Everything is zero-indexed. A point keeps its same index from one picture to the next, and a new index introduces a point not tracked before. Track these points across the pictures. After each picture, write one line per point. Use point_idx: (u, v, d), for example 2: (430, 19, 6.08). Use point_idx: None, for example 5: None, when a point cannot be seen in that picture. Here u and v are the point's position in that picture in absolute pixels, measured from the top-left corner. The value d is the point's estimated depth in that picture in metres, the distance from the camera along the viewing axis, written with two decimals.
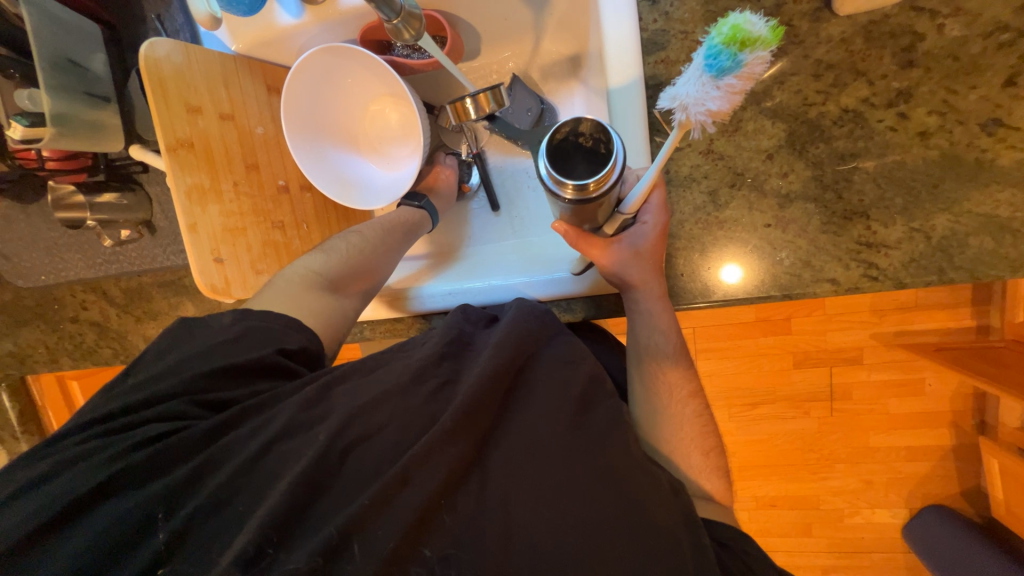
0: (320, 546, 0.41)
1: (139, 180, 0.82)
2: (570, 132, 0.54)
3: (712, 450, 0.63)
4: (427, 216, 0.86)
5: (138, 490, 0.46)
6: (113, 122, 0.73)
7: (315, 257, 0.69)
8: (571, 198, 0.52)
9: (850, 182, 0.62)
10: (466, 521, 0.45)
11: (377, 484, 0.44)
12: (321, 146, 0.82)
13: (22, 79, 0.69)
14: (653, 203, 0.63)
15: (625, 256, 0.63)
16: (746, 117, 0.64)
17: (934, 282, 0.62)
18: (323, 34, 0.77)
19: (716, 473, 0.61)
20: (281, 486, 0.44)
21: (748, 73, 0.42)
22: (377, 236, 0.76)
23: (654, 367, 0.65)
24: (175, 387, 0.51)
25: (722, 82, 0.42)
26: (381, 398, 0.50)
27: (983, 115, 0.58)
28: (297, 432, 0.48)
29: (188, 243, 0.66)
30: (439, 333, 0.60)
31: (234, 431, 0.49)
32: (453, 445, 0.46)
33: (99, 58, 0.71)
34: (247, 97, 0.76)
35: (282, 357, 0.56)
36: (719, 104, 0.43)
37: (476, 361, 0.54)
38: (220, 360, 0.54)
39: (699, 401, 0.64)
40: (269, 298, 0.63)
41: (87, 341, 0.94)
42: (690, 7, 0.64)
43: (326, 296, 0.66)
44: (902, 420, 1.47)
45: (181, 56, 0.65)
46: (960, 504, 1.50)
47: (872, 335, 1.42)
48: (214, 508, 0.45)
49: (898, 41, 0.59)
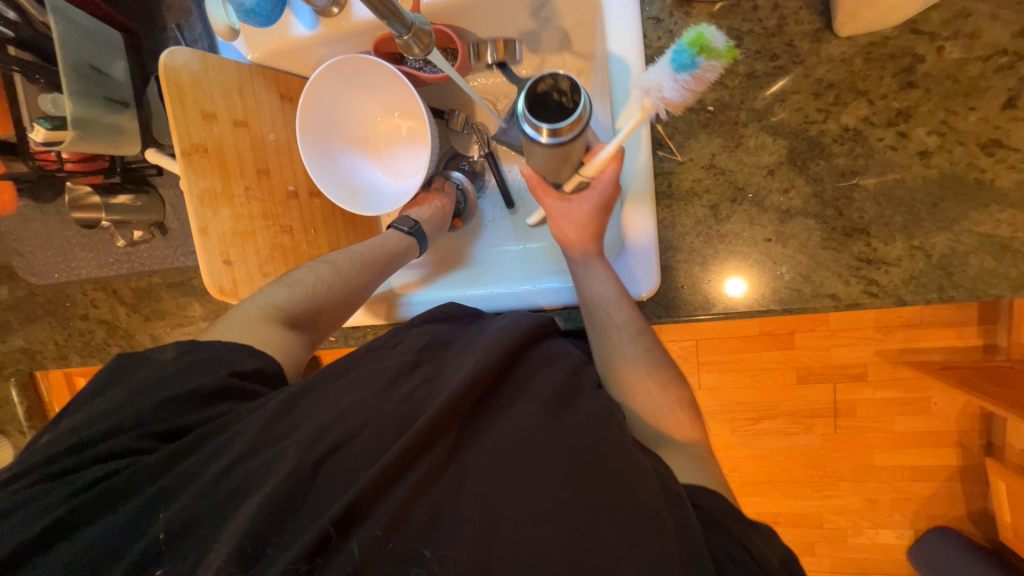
0: (314, 542, 0.42)
1: (154, 182, 0.84)
2: (553, 86, 0.60)
3: (669, 383, 0.61)
4: (415, 242, 0.85)
5: (148, 488, 0.48)
6: (132, 126, 0.75)
7: (277, 290, 0.69)
8: (546, 142, 0.58)
9: (851, 200, 0.63)
10: (462, 521, 0.44)
11: (356, 486, 0.45)
12: (331, 152, 0.85)
13: (47, 83, 0.71)
14: (606, 174, 0.65)
15: (571, 213, 0.68)
16: (747, 134, 0.65)
17: (934, 300, 0.62)
18: (337, 46, 0.79)
19: (677, 403, 0.60)
20: (269, 485, 0.46)
21: (703, 77, 0.51)
22: (351, 266, 0.75)
23: (602, 313, 0.66)
24: (140, 416, 0.52)
25: (681, 77, 0.50)
26: (356, 405, 0.52)
27: (983, 135, 0.58)
28: (280, 430, 0.51)
29: (199, 245, 0.69)
30: (410, 339, 0.63)
31: (188, 458, 0.50)
32: (439, 445, 0.48)
33: (120, 66, 0.74)
34: (261, 105, 0.78)
35: (235, 380, 0.57)
36: (673, 95, 0.51)
37: (461, 365, 0.55)
38: (198, 380, 0.56)
39: (648, 336, 0.64)
40: (226, 330, 0.64)
41: (96, 338, 0.96)
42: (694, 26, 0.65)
43: (285, 330, 0.67)
44: (906, 438, 1.45)
45: (199, 64, 0.68)
46: (966, 525, 1.47)
47: (876, 352, 1.41)
48: (221, 502, 0.47)
49: (898, 62, 0.60)
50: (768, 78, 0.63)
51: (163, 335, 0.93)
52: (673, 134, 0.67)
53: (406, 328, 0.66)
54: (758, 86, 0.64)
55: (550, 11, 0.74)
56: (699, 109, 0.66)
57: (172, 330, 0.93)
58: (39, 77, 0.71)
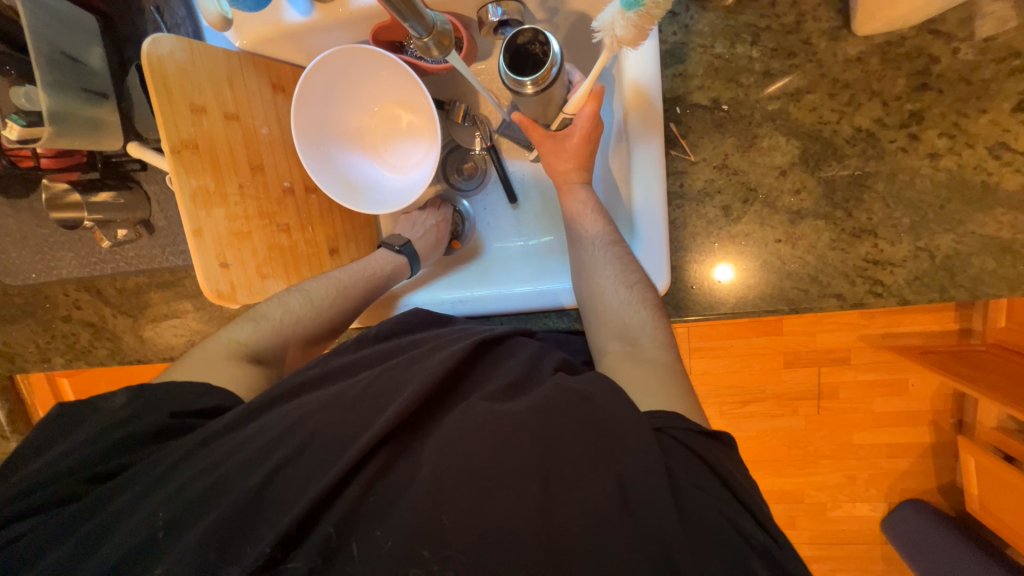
0: (280, 536, 0.47)
1: (137, 177, 0.79)
2: (532, 38, 0.61)
3: (634, 283, 0.64)
4: (406, 262, 0.86)
5: (135, 489, 0.53)
6: (112, 119, 0.70)
7: (243, 326, 0.72)
8: (531, 93, 0.61)
9: (860, 202, 0.63)
10: (462, 527, 0.46)
11: (297, 508, 0.49)
12: (326, 146, 0.81)
13: (19, 75, 0.66)
14: (585, 111, 0.69)
15: (558, 149, 0.73)
16: (761, 133, 0.64)
17: (936, 299, 0.63)
18: (335, 32, 0.75)
19: (641, 305, 0.63)
20: (214, 511, 0.50)
21: (649, 14, 0.53)
22: (327, 293, 0.76)
23: (577, 229, 0.72)
24: (87, 457, 0.55)
25: (628, 15, 0.53)
26: (303, 420, 0.56)
27: (991, 138, 0.59)
28: (225, 444, 0.56)
29: (193, 247, 0.65)
30: (366, 354, 0.68)
31: (128, 491, 0.53)
32: (384, 447, 0.54)
33: (96, 52, 0.68)
34: (252, 96, 0.74)
35: (176, 419, 0.59)
36: (624, 32, 0.54)
37: (407, 381, 0.59)
38: (143, 420, 0.58)
39: (619, 245, 0.67)
40: (190, 368, 0.67)
41: (81, 341, 0.91)
42: (710, 21, 0.63)
43: (252, 366, 0.69)
44: (885, 418, 1.52)
45: (184, 53, 0.63)
46: (935, 497, 1.57)
47: (859, 337, 1.47)
48: (197, 501, 0.51)
49: (914, 63, 0.59)
50: (783, 76, 0.63)
51: (154, 337, 0.89)
52: (687, 133, 0.66)
53: (369, 339, 0.72)
54: (774, 84, 0.63)
55: None
56: (713, 109, 0.65)
57: (162, 331, 0.89)
58: (8, 67, 0.65)
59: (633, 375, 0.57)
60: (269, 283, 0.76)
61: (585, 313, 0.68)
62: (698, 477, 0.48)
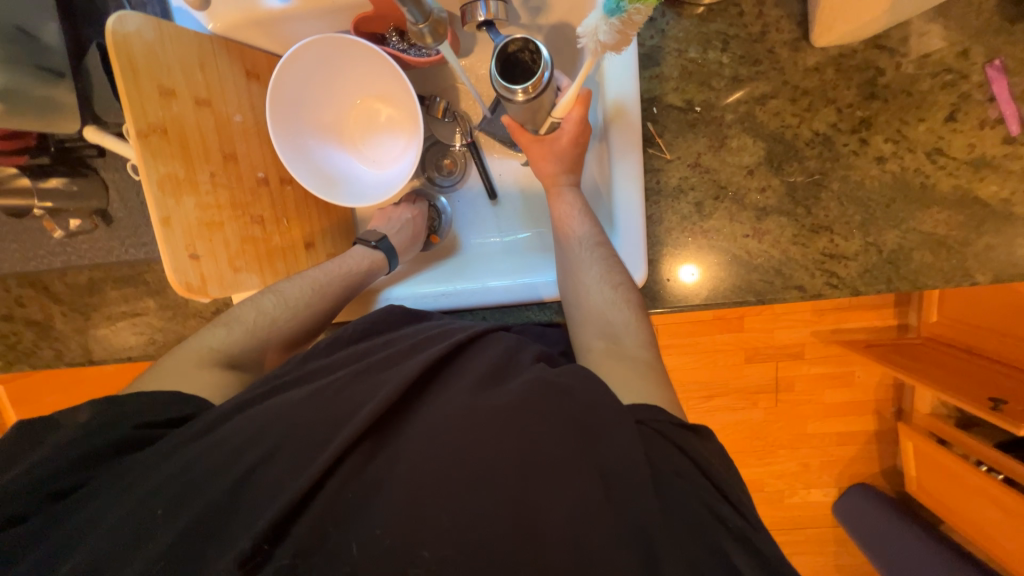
0: (264, 534, 0.48)
1: (94, 164, 0.74)
2: (522, 47, 0.65)
3: (618, 283, 0.67)
4: (384, 258, 0.84)
5: (104, 496, 0.53)
6: (69, 100, 0.65)
7: (217, 330, 0.71)
8: (522, 101, 0.64)
9: (818, 200, 0.69)
10: (442, 518, 0.48)
11: (273, 508, 0.49)
12: (302, 138, 0.79)
13: None
14: (573, 115, 0.71)
15: (544, 153, 0.75)
16: (731, 134, 0.68)
17: (883, 290, 0.70)
18: (315, 21, 0.73)
19: (625, 304, 0.66)
20: (187, 514, 0.50)
21: (631, 21, 0.55)
22: (302, 293, 0.76)
23: (564, 231, 0.74)
24: (50, 471, 0.53)
25: (611, 21, 0.55)
26: (275, 422, 0.57)
27: (928, 145, 0.66)
28: (196, 447, 0.56)
29: (160, 237, 0.62)
30: (342, 355, 0.67)
31: (95, 502, 0.52)
32: (364, 444, 0.55)
33: (52, 28, 0.63)
34: (225, 82, 0.71)
35: (144, 429, 0.58)
36: (608, 38, 0.56)
37: (384, 382, 0.59)
38: (106, 433, 0.56)
39: (605, 248, 0.69)
40: (159, 376, 0.65)
41: (24, 341, 0.84)
42: (684, 27, 0.67)
43: (226, 370, 0.68)
44: (835, 409, 1.63)
45: (152, 32, 0.61)
46: (878, 480, 1.69)
47: (812, 333, 1.57)
48: (170, 504, 0.51)
49: (863, 74, 0.65)
50: (751, 82, 0.67)
51: (108, 337, 0.83)
52: (663, 132, 0.70)
53: (347, 338, 0.71)
54: (743, 89, 0.67)
55: None
56: (687, 110, 0.69)
57: (118, 329, 0.83)
58: None
59: (619, 370, 0.59)
60: (242, 277, 0.73)
61: (568, 309, 0.69)
62: (674, 461, 0.51)
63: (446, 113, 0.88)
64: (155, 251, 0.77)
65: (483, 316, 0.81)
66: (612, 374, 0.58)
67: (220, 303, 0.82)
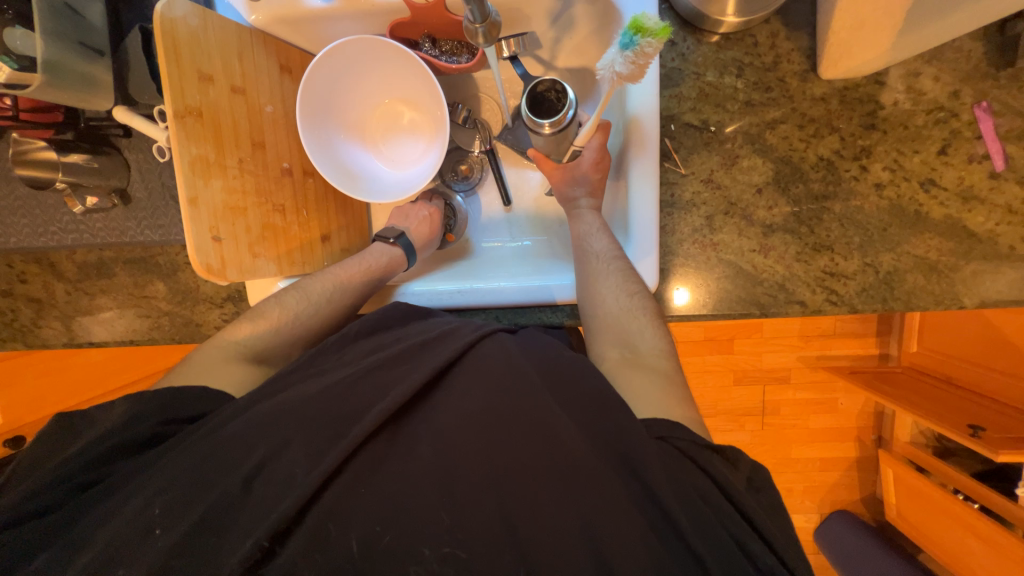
0: (271, 530, 0.47)
1: (117, 144, 0.75)
2: (550, 86, 0.70)
3: (634, 292, 0.69)
4: (404, 255, 0.85)
5: (122, 491, 0.53)
6: (105, 78, 0.67)
7: (243, 325, 0.71)
8: (549, 133, 0.70)
9: (821, 221, 0.73)
10: (460, 522, 0.48)
11: (284, 503, 0.49)
12: (328, 133, 0.81)
13: (16, 16, 0.62)
14: (592, 142, 0.75)
15: (566, 175, 0.78)
16: (742, 155, 0.73)
17: (879, 309, 0.73)
18: (352, 22, 0.76)
19: (641, 310, 0.68)
20: (195, 510, 0.50)
21: (644, 53, 0.59)
22: (326, 288, 0.77)
23: (583, 247, 0.75)
24: (67, 470, 0.53)
25: (625, 54, 0.59)
26: (286, 416, 0.56)
27: (922, 175, 0.71)
28: (206, 441, 0.55)
29: (186, 216, 0.62)
30: (356, 346, 0.66)
31: (112, 498, 0.53)
32: (379, 437, 0.55)
33: (96, 9, 0.66)
34: (260, 73, 0.73)
35: (166, 428, 0.59)
36: (624, 69, 0.61)
37: (401, 378, 0.58)
38: (128, 431, 0.57)
39: (621, 261, 0.71)
40: (182, 374, 0.66)
41: (22, 318, 0.83)
42: (703, 52, 0.72)
43: (250, 366, 0.69)
44: (819, 434, 1.66)
45: (197, 19, 0.62)
46: (860, 508, 1.72)
47: (799, 358, 1.61)
48: (184, 497, 0.51)
49: (864, 107, 0.71)
50: (763, 107, 0.72)
51: (114, 318, 0.83)
52: (678, 148, 0.74)
53: (352, 337, 0.68)
54: (755, 112, 0.72)
55: (568, 17, 0.77)
56: (702, 129, 0.73)
57: (126, 312, 0.82)
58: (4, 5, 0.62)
59: (638, 379, 0.60)
60: (259, 263, 0.73)
61: (585, 319, 0.71)
62: (686, 465, 0.51)
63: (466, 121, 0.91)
64: (171, 233, 0.76)
65: (496, 315, 0.82)
66: (631, 384, 0.60)
67: (233, 291, 0.81)
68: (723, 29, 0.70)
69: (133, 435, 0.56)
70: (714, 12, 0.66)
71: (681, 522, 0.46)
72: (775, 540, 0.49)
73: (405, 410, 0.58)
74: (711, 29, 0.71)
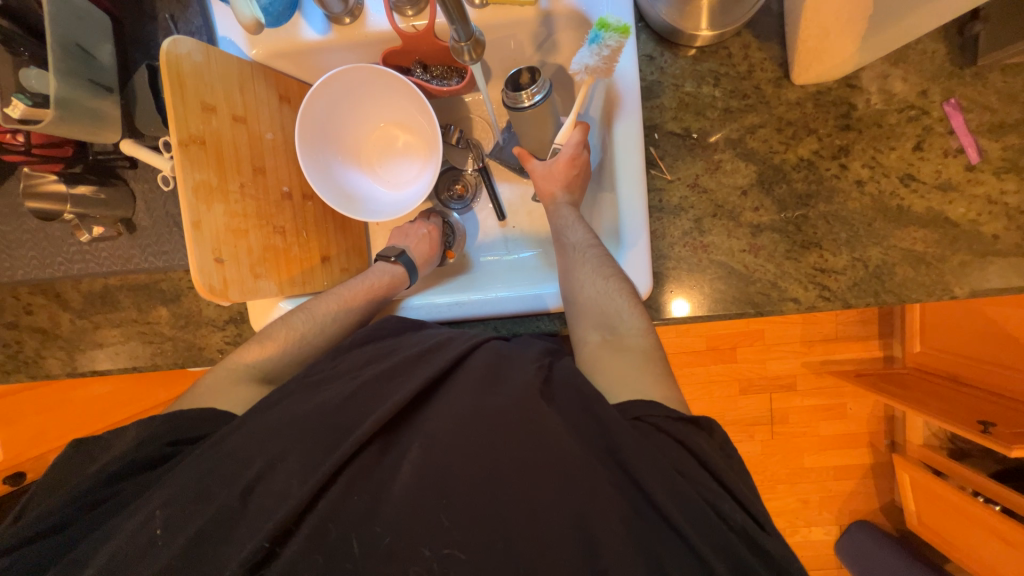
0: (273, 532, 0.49)
1: (123, 175, 0.78)
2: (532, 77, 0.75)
3: (610, 276, 0.69)
4: (405, 272, 0.86)
5: (130, 507, 0.54)
6: (114, 113, 0.71)
7: (250, 347, 0.72)
8: (528, 106, 0.74)
9: (806, 218, 0.75)
10: (460, 524, 0.48)
11: (281, 512, 0.49)
12: (327, 160, 0.85)
13: (32, 57, 0.68)
14: (573, 139, 0.79)
15: (547, 171, 0.81)
16: (724, 159, 0.76)
17: (872, 303, 0.74)
18: (346, 53, 0.81)
19: (618, 292, 0.68)
20: (196, 522, 0.50)
21: (610, 48, 0.66)
22: (330, 308, 0.78)
23: (560, 240, 0.78)
24: (75, 490, 0.54)
25: (592, 48, 0.66)
26: (285, 428, 0.56)
27: (900, 170, 0.73)
28: (206, 455, 0.56)
29: (190, 240, 0.64)
30: (354, 354, 0.67)
31: (116, 518, 0.53)
32: (375, 445, 0.55)
33: (106, 49, 0.70)
34: (260, 103, 0.77)
35: (172, 447, 0.59)
36: (595, 63, 0.67)
37: (398, 390, 0.58)
38: (131, 452, 0.57)
39: (598, 248, 0.73)
40: (188, 397, 0.68)
41: (27, 350, 0.84)
42: (681, 65, 0.76)
43: (254, 385, 0.69)
44: (830, 442, 1.64)
45: (201, 55, 0.66)
46: (879, 518, 1.67)
47: (803, 364, 1.61)
48: (182, 511, 0.51)
49: (838, 108, 0.74)
50: (741, 113, 0.75)
51: (117, 347, 0.84)
52: (663, 156, 0.77)
53: (347, 349, 0.68)
54: (734, 118, 0.75)
55: (552, 41, 0.81)
56: (685, 136, 0.76)
57: (130, 339, 0.83)
58: (22, 49, 0.67)
59: (618, 362, 0.62)
60: (260, 284, 0.75)
61: (567, 311, 0.72)
62: (683, 461, 0.51)
63: (459, 142, 0.95)
64: (175, 259, 0.78)
65: (494, 326, 0.83)
66: (611, 369, 0.61)
67: (234, 313, 0.83)
68: (698, 43, 0.74)
69: (137, 454, 0.57)
70: (688, 27, 0.70)
71: (672, 515, 0.47)
72: (766, 534, 0.49)
73: (403, 417, 0.58)
74: (686, 44, 0.75)
